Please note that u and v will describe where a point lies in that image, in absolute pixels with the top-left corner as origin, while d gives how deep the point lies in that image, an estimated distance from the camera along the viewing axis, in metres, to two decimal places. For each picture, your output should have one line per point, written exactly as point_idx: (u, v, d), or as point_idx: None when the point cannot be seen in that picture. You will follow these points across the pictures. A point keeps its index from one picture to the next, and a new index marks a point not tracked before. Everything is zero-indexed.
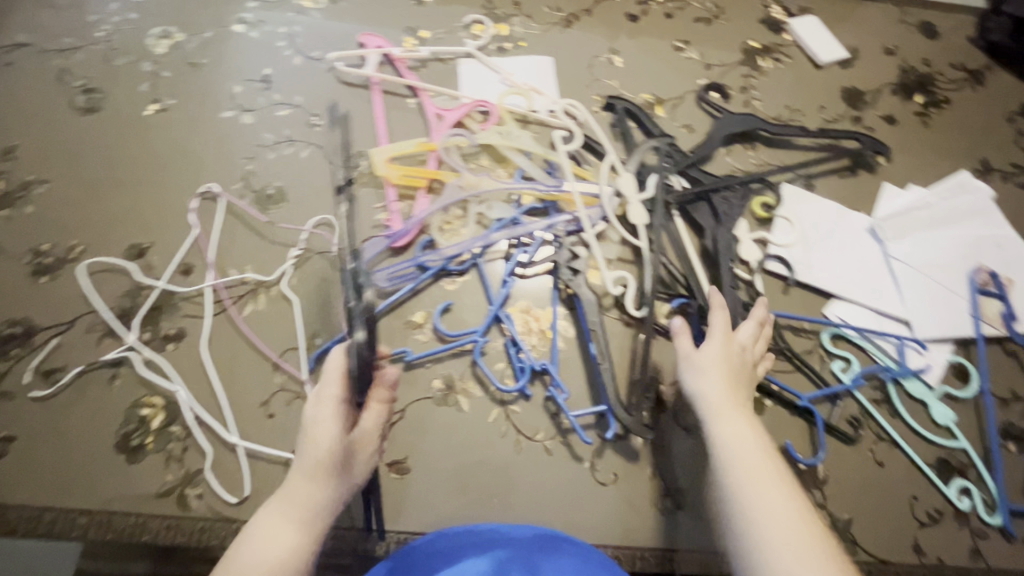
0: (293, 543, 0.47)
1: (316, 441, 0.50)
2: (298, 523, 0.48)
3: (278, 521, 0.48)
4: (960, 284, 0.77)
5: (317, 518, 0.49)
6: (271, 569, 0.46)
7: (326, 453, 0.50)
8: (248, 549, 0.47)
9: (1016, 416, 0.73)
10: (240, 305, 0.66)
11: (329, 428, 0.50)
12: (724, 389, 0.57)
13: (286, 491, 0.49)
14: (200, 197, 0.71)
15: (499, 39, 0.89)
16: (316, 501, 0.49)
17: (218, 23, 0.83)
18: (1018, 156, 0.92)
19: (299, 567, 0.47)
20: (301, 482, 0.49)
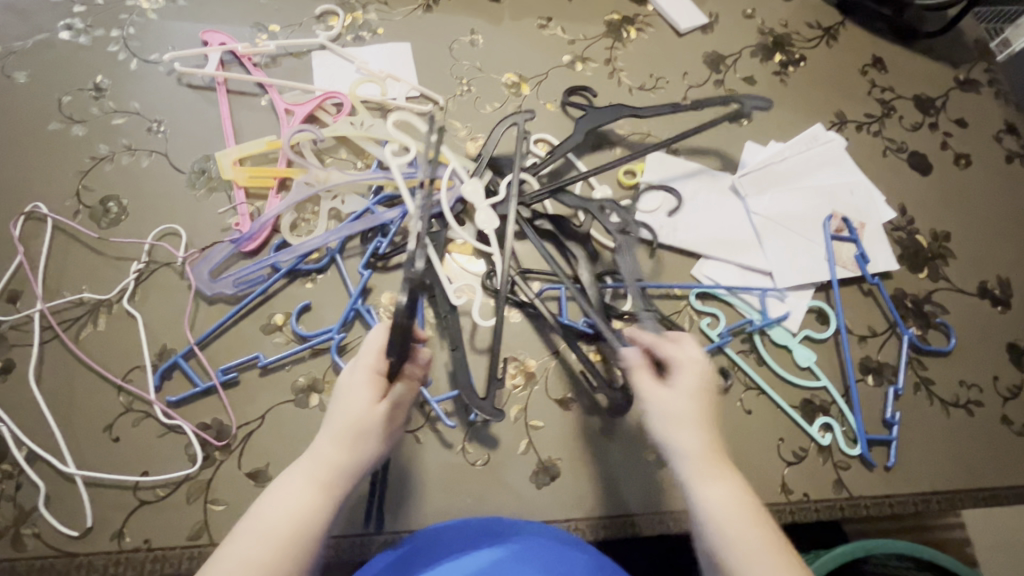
0: (314, 502, 0.48)
1: (351, 406, 0.51)
2: (318, 485, 0.49)
3: (303, 480, 0.49)
4: (816, 231, 0.81)
5: (337, 485, 0.49)
6: (292, 525, 0.47)
7: (364, 418, 0.51)
8: (272, 505, 0.48)
9: (873, 351, 0.77)
10: (76, 328, 0.62)
11: (365, 395, 0.51)
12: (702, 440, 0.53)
13: (317, 452, 0.50)
14: (26, 219, 0.67)
15: (355, 28, 0.87)
16: (341, 467, 0.50)
17: (42, 31, 0.78)
18: (872, 106, 0.96)
19: (318, 527, 0.48)
20: (333, 443, 0.50)
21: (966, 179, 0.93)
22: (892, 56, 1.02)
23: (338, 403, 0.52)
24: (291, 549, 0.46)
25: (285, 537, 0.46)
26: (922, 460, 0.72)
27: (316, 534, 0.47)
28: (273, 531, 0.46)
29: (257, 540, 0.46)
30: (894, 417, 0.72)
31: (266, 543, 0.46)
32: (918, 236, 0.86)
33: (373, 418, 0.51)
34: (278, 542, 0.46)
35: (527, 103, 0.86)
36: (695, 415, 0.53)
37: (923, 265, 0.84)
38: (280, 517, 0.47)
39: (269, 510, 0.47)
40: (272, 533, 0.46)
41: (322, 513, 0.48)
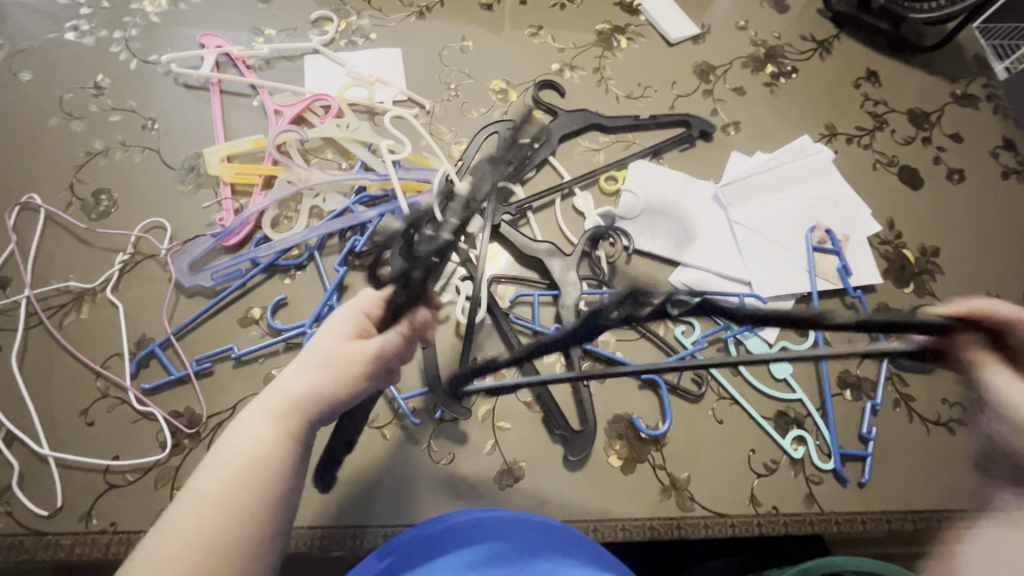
0: (266, 436, 0.44)
1: (323, 340, 0.48)
2: (277, 417, 0.45)
3: (261, 413, 0.46)
4: (798, 243, 0.81)
5: (300, 418, 0.45)
6: (241, 457, 0.44)
7: (335, 354, 0.47)
8: (230, 437, 0.45)
9: (853, 364, 0.76)
10: (60, 314, 0.65)
11: (339, 331, 0.48)
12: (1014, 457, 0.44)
13: (279, 384, 0.47)
14: (21, 209, 0.70)
15: (348, 33, 0.89)
16: (305, 401, 0.46)
17: (49, 32, 0.82)
18: (863, 119, 0.96)
19: (265, 462, 0.44)
20: (298, 376, 0.46)
21: (958, 194, 0.91)
22: (887, 70, 1.02)
23: (313, 339, 0.49)
24: (247, 484, 0.43)
25: (234, 469, 0.43)
26: (899, 478, 0.71)
27: (262, 472, 0.44)
28: (229, 464, 0.43)
29: (213, 471, 0.43)
30: (870, 432, 0.71)
31: (220, 475, 0.43)
32: (905, 250, 0.85)
33: (345, 354, 0.47)
34: (234, 474, 0.43)
35: (513, 109, 0.88)
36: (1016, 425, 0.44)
37: (909, 280, 0.83)
38: (235, 450, 0.44)
39: (226, 441, 0.45)
40: (227, 465, 0.43)
41: (282, 448, 0.45)
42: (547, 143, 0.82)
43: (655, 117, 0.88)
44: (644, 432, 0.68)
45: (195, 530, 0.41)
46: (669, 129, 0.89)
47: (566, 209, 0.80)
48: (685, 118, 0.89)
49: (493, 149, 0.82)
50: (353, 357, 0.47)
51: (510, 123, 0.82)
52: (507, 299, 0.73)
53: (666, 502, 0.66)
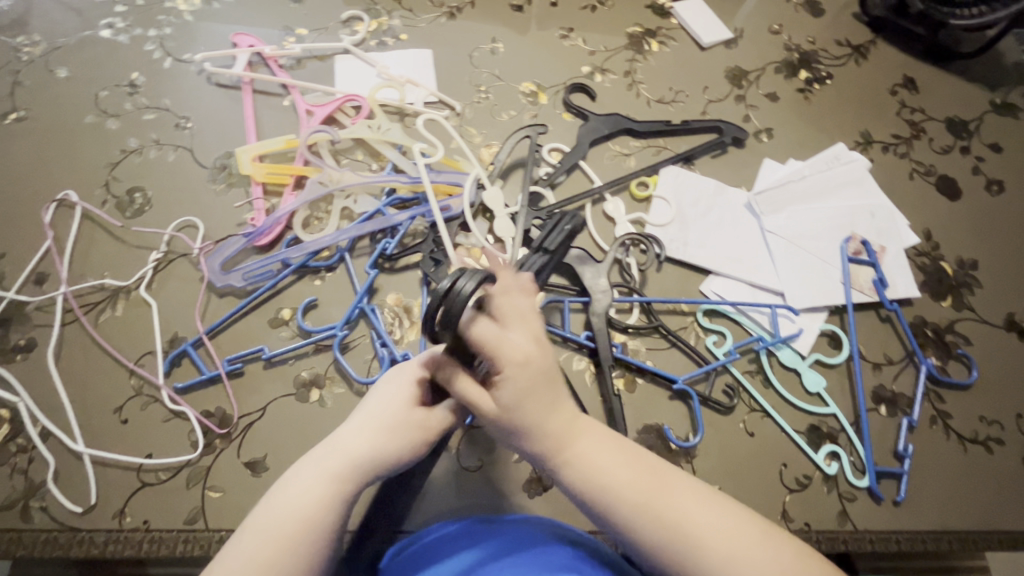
0: (322, 496, 0.46)
1: (385, 404, 0.52)
2: (336, 478, 0.47)
3: (317, 474, 0.47)
4: (833, 253, 0.79)
5: (357, 480, 0.48)
6: (300, 519, 0.45)
7: (399, 420, 0.51)
8: (284, 499, 0.46)
9: (888, 379, 0.74)
10: (95, 311, 0.65)
11: (401, 400, 0.52)
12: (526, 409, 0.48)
13: (341, 445, 0.49)
14: (57, 205, 0.70)
15: (379, 34, 0.89)
16: (370, 465, 0.49)
17: (85, 30, 0.82)
18: (900, 127, 0.93)
19: (321, 522, 0.46)
20: (362, 439, 0.49)
21: (998, 206, 0.89)
22: (924, 77, 0.99)
23: (372, 401, 0.52)
24: (301, 546, 0.44)
25: (292, 531, 0.45)
26: (935, 497, 0.69)
27: (319, 533, 0.46)
28: (287, 523, 0.45)
29: (269, 532, 0.44)
30: (906, 450, 0.70)
31: (276, 539, 0.44)
32: (943, 263, 0.83)
33: (408, 422, 0.51)
34: (290, 534, 0.44)
35: (543, 112, 0.87)
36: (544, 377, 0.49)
37: (946, 293, 0.81)
38: (296, 510, 0.45)
39: (282, 502, 0.46)
40: (283, 523, 0.45)
41: (336, 508, 0.47)
42: (578, 147, 0.82)
43: (687, 122, 0.87)
44: (675, 442, 0.67)
45: None
46: (700, 135, 0.87)
47: (596, 214, 0.80)
48: (717, 124, 0.87)
49: (525, 153, 0.81)
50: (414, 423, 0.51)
51: (542, 129, 0.80)
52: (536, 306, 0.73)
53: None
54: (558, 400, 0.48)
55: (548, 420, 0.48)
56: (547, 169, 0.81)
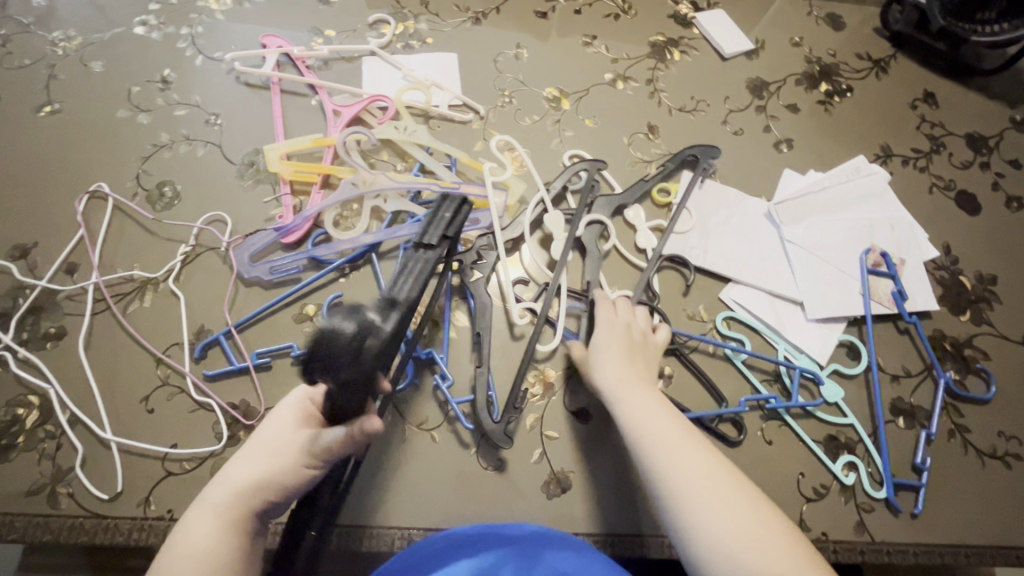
0: (213, 532, 0.48)
1: (273, 431, 0.52)
2: (222, 510, 0.48)
3: (205, 511, 0.49)
4: (852, 264, 0.79)
5: (244, 509, 0.49)
6: (200, 555, 0.47)
7: (282, 446, 0.51)
8: (178, 541, 0.48)
9: (907, 391, 0.74)
10: (125, 302, 0.66)
11: (284, 425, 0.52)
12: (621, 365, 0.62)
13: (227, 479, 0.50)
14: (88, 196, 0.71)
15: (405, 37, 0.90)
16: (254, 492, 0.49)
17: (119, 27, 0.84)
18: (920, 142, 0.94)
19: (220, 553, 0.47)
20: (245, 467, 0.50)
21: (1017, 222, 0.89)
22: (945, 92, 1.00)
23: (261, 430, 0.53)
24: None
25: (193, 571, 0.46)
26: (952, 509, 0.69)
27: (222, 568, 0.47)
28: (179, 556, 0.46)
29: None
30: (925, 462, 0.70)
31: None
32: (962, 277, 0.83)
33: (290, 445, 0.51)
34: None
35: (566, 118, 0.88)
36: (615, 351, 0.63)
37: (966, 307, 0.81)
38: (187, 550, 0.47)
39: (177, 542, 0.48)
40: (176, 550, 0.47)
41: (229, 540, 0.48)
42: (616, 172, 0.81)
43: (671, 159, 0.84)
44: None
45: None
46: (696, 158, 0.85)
47: (617, 219, 0.80)
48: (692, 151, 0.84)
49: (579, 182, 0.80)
50: (297, 447, 0.50)
51: (598, 164, 0.80)
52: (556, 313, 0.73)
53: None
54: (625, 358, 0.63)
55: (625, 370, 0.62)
56: (585, 172, 0.80)
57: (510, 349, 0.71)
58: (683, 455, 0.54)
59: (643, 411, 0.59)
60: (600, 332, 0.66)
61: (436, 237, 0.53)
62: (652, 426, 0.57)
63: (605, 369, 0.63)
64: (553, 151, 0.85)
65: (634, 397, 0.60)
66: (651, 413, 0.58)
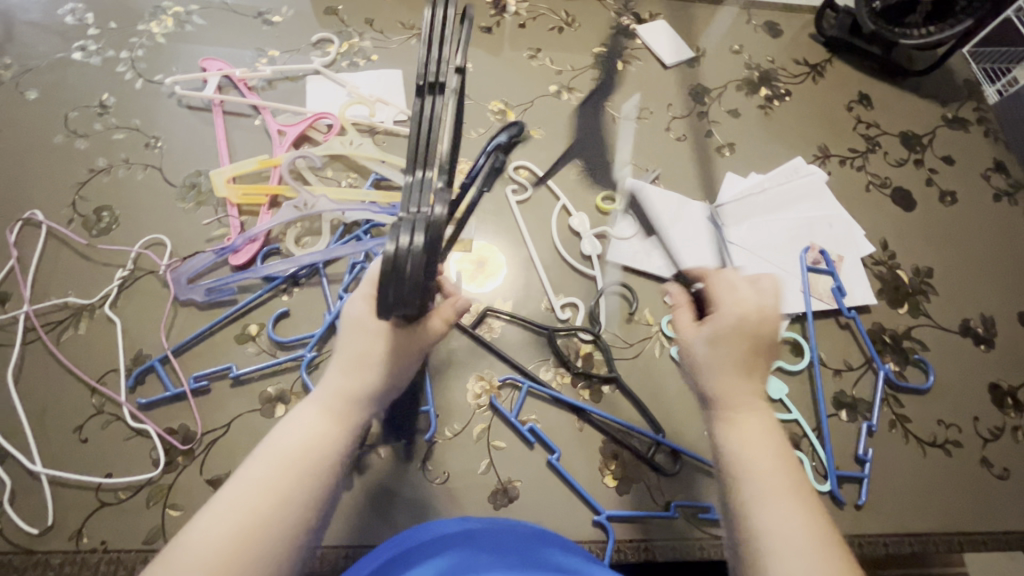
0: (325, 432, 0.45)
1: (362, 337, 0.48)
2: (332, 413, 0.46)
3: (317, 412, 0.46)
4: (792, 263, 0.81)
5: (351, 412, 0.47)
6: (307, 456, 0.44)
7: (376, 349, 0.48)
8: (282, 443, 0.44)
9: (848, 385, 0.76)
10: (58, 330, 0.65)
11: (375, 325, 0.48)
12: (734, 376, 0.49)
13: (332, 383, 0.47)
14: (21, 224, 0.70)
15: (349, 55, 0.91)
16: (365, 394, 0.48)
17: (57, 52, 0.83)
18: (857, 142, 0.97)
19: (333, 455, 0.45)
20: (345, 376, 0.47)
21: (950, 215, 0.92)
22: (879, 93, 1.04)
23: (339, 337, 0.49)
24: (310, 481, 0.43)
25: (304, 470, 0.44)
26: (895, 498, 0.70)
27: (334, 466, 0.45)
28: (286, 465, 0.43)
29: (273, 477, 0.43)
30: (866, 453, 0.71)
31: (282, 476, 0.43)
32: (899, 271, 0.86)
33: (392, 342, 0.48)
34: (301, 474, 0.43)
35: (512, 129, 0.89)
36: (736, 351, 0.50)
37: (903, 300, 0.83)
38: (294, 452, 0.44)
39: (280, 442, 0.44)
40: (286, 456, 0.44)
41: (340, 442, 0.46)
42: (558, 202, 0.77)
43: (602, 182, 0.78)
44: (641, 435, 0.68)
45: (239, 533, 0.40)
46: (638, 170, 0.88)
47: (563, 228, 0.82)
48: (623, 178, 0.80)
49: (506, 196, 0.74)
50: (397, 345, 0.49)
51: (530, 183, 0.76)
52: (497, 328, 0.73)
53: (669, 512, 0.65)
54: (747, 362, 0.50)
55: (735, 383, 0.49)
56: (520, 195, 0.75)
57: (456, 361, 0.71)
58: (785, 514, 0.43)
59: (749, 449, 0.47)
60: (717, 317, 0.52)
61: (442, 76, 0.44)
62: (763, 484, 0.45)
63: (715, 376, 0.50)
64: (498, 163, 0.86)
65: (737, 428, 0.48)
66: (760, 456, 0.46)
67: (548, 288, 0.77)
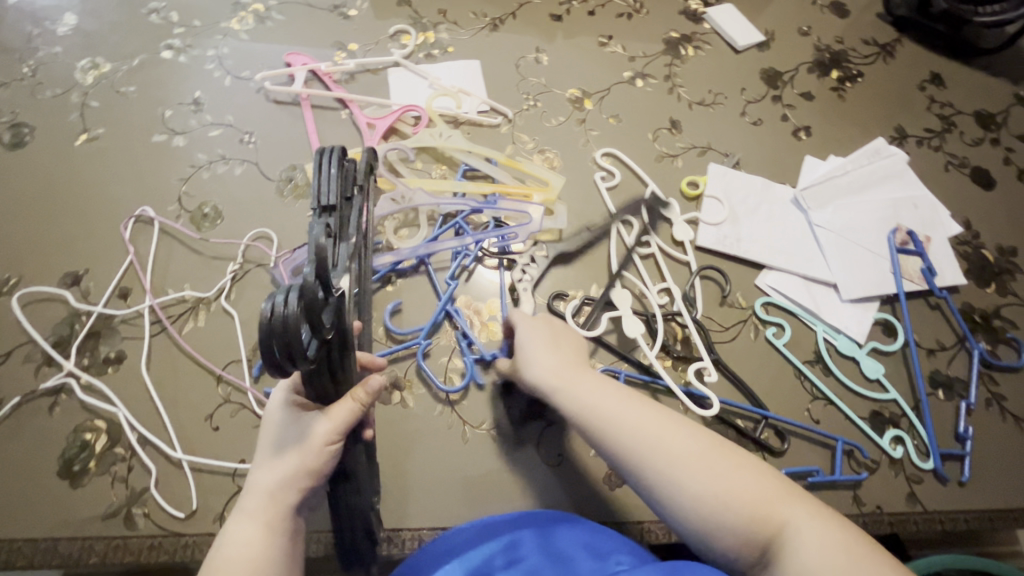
0: (254, 534, 0.47)
1: (275, 432, 0.50)
2: (258, 514, 0.47)
3: (243, 517, 0.47)
4: (881, 244, 0.81)
5: (278, 507, 0.48)
6: (241, 560, 0.45)
7: (289, 440, 0.49)
8: (217, 553, 0.46)
9: (943, 364, 0.76)
10: (179, 323, 0.67)
11: (285, 418, 0.50)
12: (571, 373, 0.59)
13: (253, 484, 0.49)
14: (134, 221, 0.72)
15: (427, 47, 0.92)
16: (288, 489, 0.48)
17: (147, 50, 0.85)
18: (932, 121, 0.97)
19: (264, 557, 0.46)
20: (268, 472, 0.49)
21: None
22: (951, 72, 1.03)
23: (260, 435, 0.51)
24: None
25: None
26: (996, 475, 0.71)
27: (265, 567, 0.46)
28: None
29: None
30: (967, 431, 0.72)
31: None
32: (984, 250, 0.86)
33: (303, 431, 0.49)
34: None
35: (591, 117, 0.89)
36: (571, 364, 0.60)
37: (991, 280, 0.83)
38: (226, 558, 0.46)
39: (214, 551, 0.46)
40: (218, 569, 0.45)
41: (272, 540, 0.47)
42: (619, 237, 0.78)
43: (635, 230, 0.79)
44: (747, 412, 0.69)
45: None
46: (719, 157, 0.88)
47: (652, 214, 0.82)
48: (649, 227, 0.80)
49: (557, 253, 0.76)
50: (308, 436, 0.48)
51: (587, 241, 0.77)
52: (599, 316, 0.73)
53: None
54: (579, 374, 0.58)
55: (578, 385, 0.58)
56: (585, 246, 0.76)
57: None
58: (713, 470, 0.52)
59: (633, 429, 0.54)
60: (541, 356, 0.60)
61: (333, 199, 0.50)
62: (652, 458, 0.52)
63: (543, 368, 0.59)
64: (581, 151, 0.86)
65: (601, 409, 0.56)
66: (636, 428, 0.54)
67: (644, 272, 0.77)
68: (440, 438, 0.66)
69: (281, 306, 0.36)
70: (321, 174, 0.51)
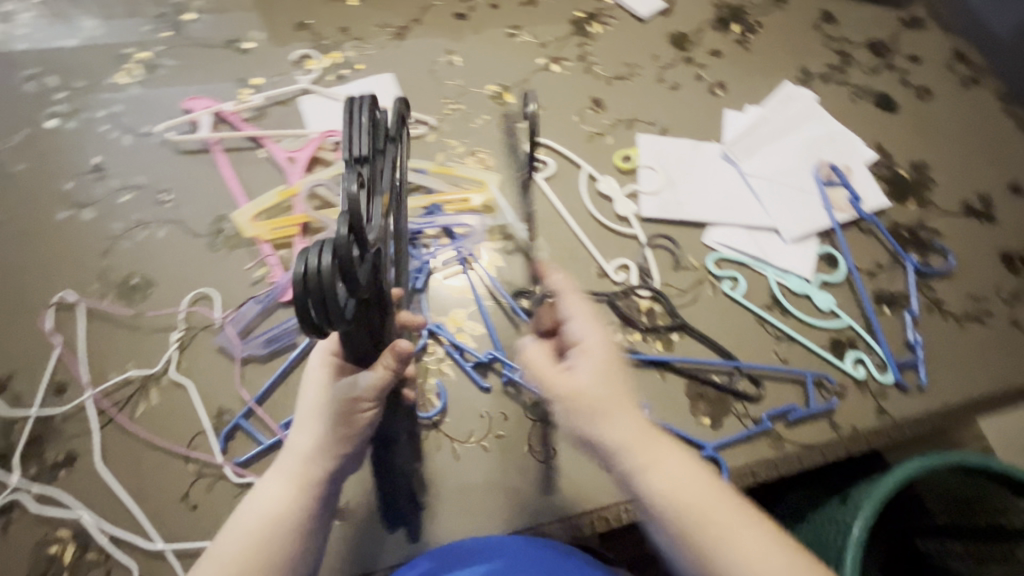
0: (284, 494, 0.50)
1: (315, 393, 0.53)
2: (289, 475, 0.50)
3: (275, 474, 0.51)
4: (808, 183, 0.86)
5: (310, 470, 0.50)
6: (268, 516, 0.49)
7: (322, 400, 0.52)
8: (251, 504, 0.50)
9: (884, 283, 0.81)
10: (130, 407, 0.63)
11: (326, 378, 0.54)
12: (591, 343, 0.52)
13: (291, 444, 0.52)
14: (55, 309, 0.67)
15: (334, 68, 0.88)
16: (320, 453, 0.51)
17: (30, 123, 0.78)
18: (832, 57, 1.02)
19: (291, 517, 0.49)
20: (305, 433, 0.52)
21: (929, 110, 0.99)
22: (839, 8, 1.08)
23: (302, 394, 0.54)
24: (268, 541, 0.48)
25: (261, 535, 0.48)
26: (949, 374, 0.77)
27: (289, 527, 0.49)
28: (254, 530, 0.48)
29: (238, 539, 0.48)
30: (916, 339, 0.77)
31: (245, 537, 0.48)
32: (899, 169, 0.91)
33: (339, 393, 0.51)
34: (256, 539, 0.48)
35: (515, 110, 0.89)
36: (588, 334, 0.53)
37: (910, 196, 0.89)
38: (255, 513, 0.49)
39: (249, 503, 0.50)
40: (248, 524, 0.48)
41: (298, 501, 0.49)
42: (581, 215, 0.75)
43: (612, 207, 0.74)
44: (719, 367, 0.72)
45: None
46: (645, 126, 0.90)
47: (593, 195, 0.83)
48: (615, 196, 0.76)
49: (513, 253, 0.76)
50: (337, 399, 0.51)
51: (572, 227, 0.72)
52: None
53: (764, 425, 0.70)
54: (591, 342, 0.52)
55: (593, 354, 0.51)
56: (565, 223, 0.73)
57: None
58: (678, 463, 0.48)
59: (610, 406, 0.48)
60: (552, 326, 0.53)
61: (366, 148, 0.47)
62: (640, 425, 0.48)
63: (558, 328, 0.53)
64: (513, 145, 0.86)
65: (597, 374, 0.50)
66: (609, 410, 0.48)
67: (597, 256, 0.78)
68: (430, 461, 0.64)
69: (314, 261, 0.37)
70: (353, 125, 0.48)
